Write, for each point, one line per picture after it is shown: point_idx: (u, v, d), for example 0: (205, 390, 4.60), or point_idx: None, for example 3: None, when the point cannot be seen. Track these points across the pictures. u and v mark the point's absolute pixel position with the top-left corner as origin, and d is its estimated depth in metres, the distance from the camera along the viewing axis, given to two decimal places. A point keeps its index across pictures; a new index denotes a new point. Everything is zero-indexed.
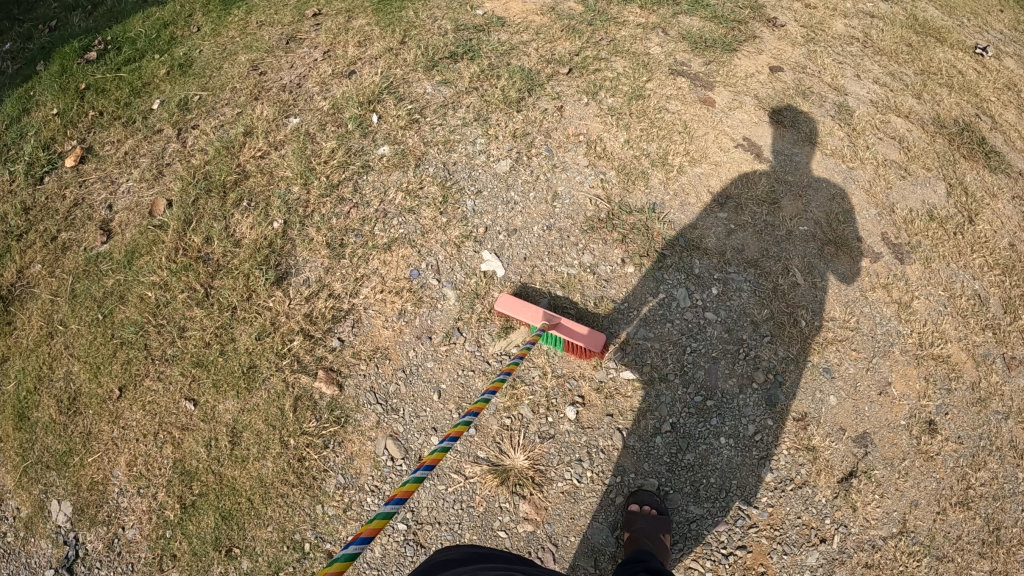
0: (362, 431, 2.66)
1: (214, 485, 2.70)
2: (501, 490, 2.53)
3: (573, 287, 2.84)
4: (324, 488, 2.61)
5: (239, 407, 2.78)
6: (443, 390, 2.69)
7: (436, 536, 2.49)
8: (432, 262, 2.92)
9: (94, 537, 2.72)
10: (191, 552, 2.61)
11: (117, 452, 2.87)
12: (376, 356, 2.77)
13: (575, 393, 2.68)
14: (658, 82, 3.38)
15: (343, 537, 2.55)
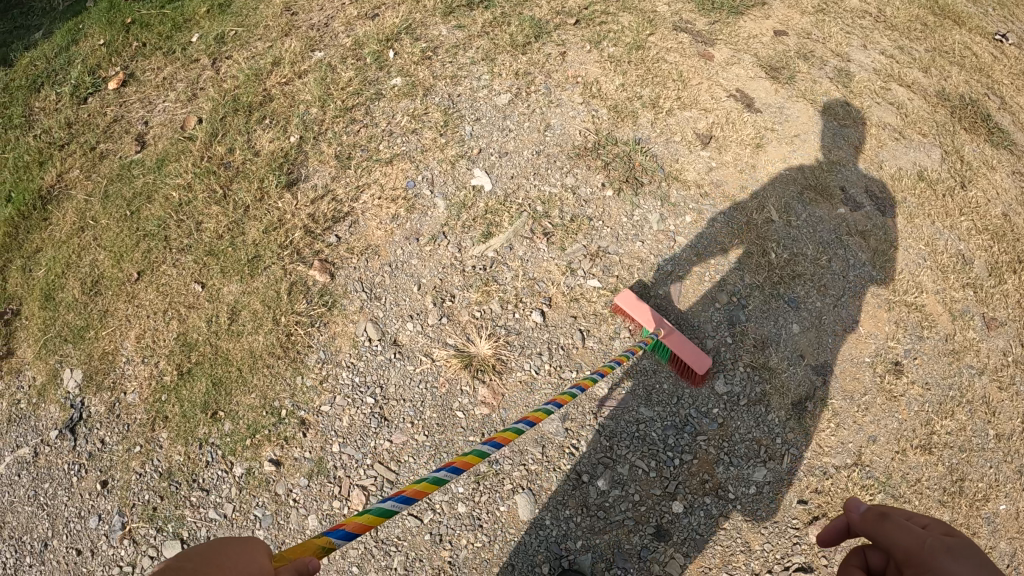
0: (345, 314, 2.87)
1: (209, 355, 2.95)
2: (462, 373, 2.69)
3: (553, 204, 3.00)
4: (306, 361, 2.82)
5: (241, 290, 3.00)
6: (423, 283, 2.88)
7: (400, 412, 2.69)
8: (427, 175, 3.10)
9: (99, 402, 3.05)
10: (182, 415, 2.90)
11: (128, 327, 3.16)
12: (366, 253, 2.97)
13: (542, 295, 2.81)
14: (661, 34, 3.52)
15: (316, 406, 2.76)
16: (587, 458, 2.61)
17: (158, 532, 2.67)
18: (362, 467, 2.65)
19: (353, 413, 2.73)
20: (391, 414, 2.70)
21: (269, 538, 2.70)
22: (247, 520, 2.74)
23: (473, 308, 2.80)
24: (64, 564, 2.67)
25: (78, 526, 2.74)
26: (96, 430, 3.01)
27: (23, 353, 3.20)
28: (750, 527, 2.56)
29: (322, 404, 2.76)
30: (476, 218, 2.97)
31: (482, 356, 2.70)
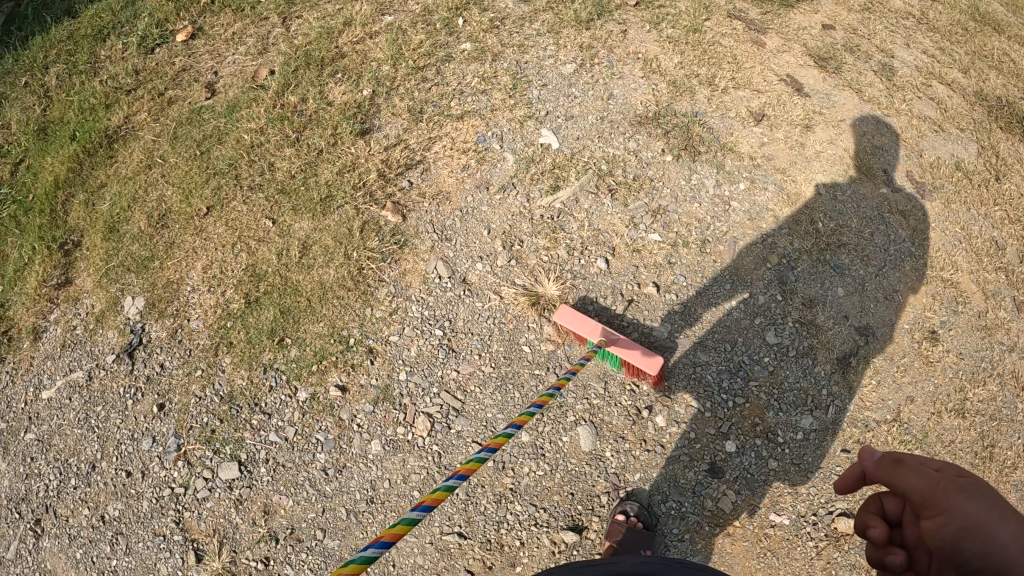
0: (417, 252, 2.99)
1: (278, 285, 3.04)
2: (530, 311, 2.84)
3: (616, 163, 3.15)
4: (376, 294, 2.94)
5: (312, 226, 3.11)
6: (492, 228, 3.01)
7: (468, 344, 2.82)
8: (497, 131, 3.25)
9: (159, 327, 3.19)
10: (247, 340, 3.00)
11: (195, 259, 3.27)
12: (438, 198, 3.11)
13: (607, 246, 2.96)
14: (717, 20, 3.70)
15: (384, 336, 2.88)
16: (644, 397, 2.77)
17: (213, 454, 2.88)
18: (429, 395, 2.78)
19: (421, 343, 2.85)
20: (459, 345, 2.83)
21: (329, 463, 2.79)
22: (309, 444, 2.83)
23: (541, 253, 2.95)
24: (113, 484, 2.90)
25: (126, 449, 2.97)
26: (156, 354, 3.15)
27: (82, 282, 3.38)
28: (796, 471, 2.72)
29: (391, 334, 2.88)
30: (544, 172, 3.12)
31: (548, 296, 2.84)
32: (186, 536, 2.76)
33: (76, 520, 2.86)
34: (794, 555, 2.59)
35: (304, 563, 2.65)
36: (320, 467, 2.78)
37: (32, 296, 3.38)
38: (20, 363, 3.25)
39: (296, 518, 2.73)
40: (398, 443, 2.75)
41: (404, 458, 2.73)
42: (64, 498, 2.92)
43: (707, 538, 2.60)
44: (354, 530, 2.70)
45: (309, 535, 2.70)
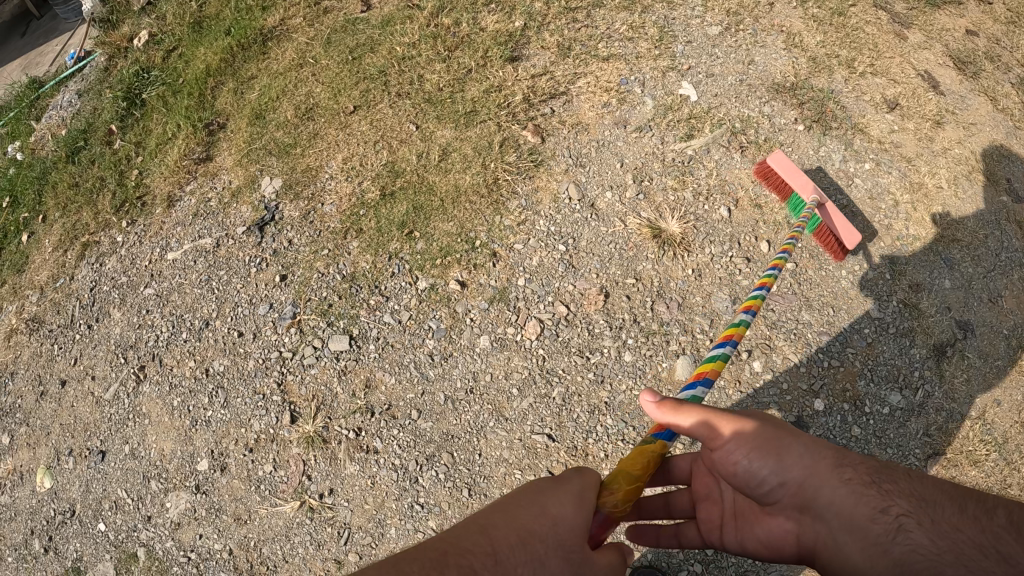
0: (551, 173, 3.03)
1: (415, 183, 3.06)
2: (650, 242, 2.88)
3: (750, 124, 3.17)
4: (507, 205, 2.97)
5: (454, 135, 3.14)
6: (625, 163, 3.04)
7: (587, 262, 2.86)
8: (638, 77, 3.22)
9: (292, 208, 3.16)
10: (377, 229, 3.00)
11: (336, 150, 3.24)
12: (577, 128, 3.13)
13: (731, 197, 2.98)
14: (862, 7, 3.70)
15: (511, 244, 2.90)
16: (748, 339, 2.88)
17: (327, 326, 2.87)
18: (543, 303, 2.81)
19: (544, 256, 2.88)
20: (579, 262, 2.87)
21: (436, 351, 2.77)
22: (420, 329, 2.81)
23: (668, 193, 2.98)
24: (224, 340, 3.00)
25: (241, 312, 3.02)
26: (286, 232, 3.11)
27: (223, 160, 3.40)
28: (877, 445, 2.73)
29: (515, 242, 2.91)
30: (680, 120, 3.12)
31: (670, 232, 2.89)
32: (284, 397, 2.83)
33: (180, 369, 3.03)
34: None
35: (394, 437, 2.69)
36: (427, 352, 2.77)
37: (171, 169, 3.47)
38: (152, 226, 3.38)
39: (395, 396, 2.74)
40: (506, 342, 2.76)
41: (510, 356, 2.74)
42: (172, 348, 3.07)
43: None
44: (450, 415, 2.69)
45: (405, 413, 2.71)
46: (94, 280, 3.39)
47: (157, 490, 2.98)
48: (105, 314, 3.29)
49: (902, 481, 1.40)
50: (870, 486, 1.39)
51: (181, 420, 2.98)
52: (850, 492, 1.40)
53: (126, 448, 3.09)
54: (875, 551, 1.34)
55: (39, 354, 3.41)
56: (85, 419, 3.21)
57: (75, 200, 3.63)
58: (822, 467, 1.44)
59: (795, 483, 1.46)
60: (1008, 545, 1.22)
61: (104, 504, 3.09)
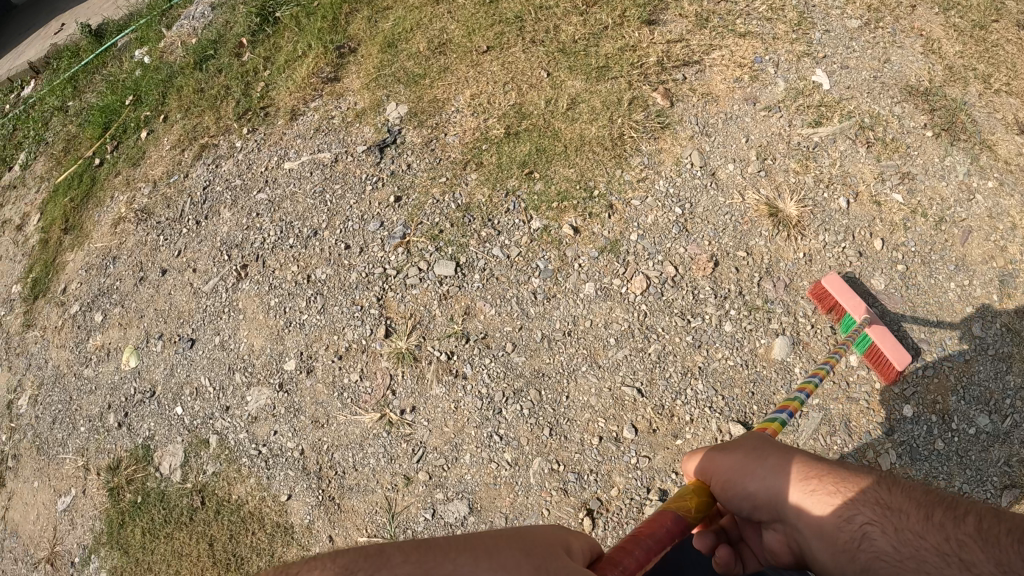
0: (677, 137, 2.99)
1: (540, 127, 3.00)
2: (765, 220, 2.84)
3: (878, 121, 3.02)
4: (630, 160, 2.93)
5: (584, 87, 3.08)
6: (751, 139, 3.00)
7: (701, 228, 2.83)
8: (772, 57, 3.16)
9: (415, 134, 3.12)
10: (496, 165, 2.96)
11: (465, 86, 3.18)
12: (706, 98, 3.07)
13: (851, 189, 2.92)
14: (1006, 24, 3.14)
15: (628, 198, 2.86)
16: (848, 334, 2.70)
17: (435, 251, 2.86)
18: (653, 260, 2.77)
19: (659, 215, 2.84)
20: (693, 227, 2.83)
21: (540, 289, 2.74)
22: (527, 267, 2.78)
23: (790, 174, 2.94)
24: (329, 250, 3.02)
25: (352, 227, 3.03)
26: (406, 155, 3.09)
27: (350, 82, 3.37)
28: (957, 464, 2.51)
29: (634, 197, 2.87)
30: (810, 106, 3.05)
31: (787, 213, 2.85)
32: (382, 312, 2.84)
33: (283, 273, 3.08)
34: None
35: (484, 367, 2.68)
36: (531, 290, 2.74)
37: (300, 84, 3.48)
38: (271, 135, 3.42)
39: (492, 328, 2.72)
40: (610, 292, 2.73)
41: (612, 307, 2.71)
42: (277, 252, 3.13)
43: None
44: (543, 353, 2.66)
45: (499, 344, 2.69)
46: (206, 180, 3.48)
47: (240, 383, 3.05)
48: (214, 213, 3.38)
49: (874, 488, 1.20)
50: (836, 495, 1.20)
51: (276, 320, 3.04)
52: (817, 502, 1.20)
53: (216, 339, 3.16)
54: (843, 561, 1.18)
55: (144, 242, 3.53)
56: (179, 307, 3.30)
57: (198, 104, 3.70)
58: (788, 483, 1.24)
59: (766, 497, 1.27)
60: (972, 552, 1.05)
61: (185, 390, 3.19)
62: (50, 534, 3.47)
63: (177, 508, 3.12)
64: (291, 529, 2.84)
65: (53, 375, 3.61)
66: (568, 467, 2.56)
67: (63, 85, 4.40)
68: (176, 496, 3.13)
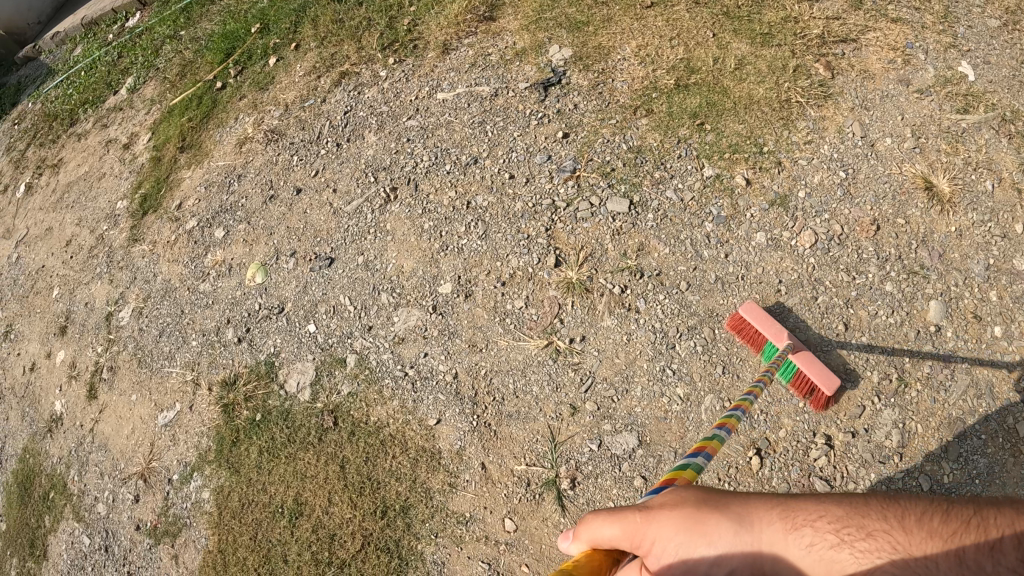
0: (840, 107, 3.07)
1: (709, 82, 3.10)
2: (919, 195, 2.85)
3: (1020, 116, 2.98)
4: (796, 122, 3.02)
5: (750, 50, 3.18)
6: (907, 118, 3.04)
7: (863, 194, 2.89)
8: (923, 45, 3.21)
9: (581, 77, 3.20)
10: (667, 113, 3.05)
11: (631, 37, 3.28)
12: (864, 75, 3.16)
13: (997, 173, 2.87)
14: None
15: (795, 157, 2.95)
16: (991, 306, 2.63)
17: (607, 187, 2.91)
18: (820, 218, 2.84)
19: (825, 176, 2.92)
20: (856, 192, 2.90)
21: (714, 234, 2.80)
22: (701, 212, 2.84)
23: (941, 154, 2.94)
24: (491, 179, 3.03)
25: (516, 158, 3.05)
26: (572, 95, 3.16)
27: (508, 22, 3.43)
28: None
29: (801, 157, 2.96)
30: (958, 94, 3.05)
31: (941, 188, 2.84)
32: (550, 242, 2.84)
33: (439, 198, 3.05)
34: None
35: (658, 304, 2.70)
36: (705, 233, 2.80)
37: (452, 21, 3.52)
38: (421, 67, 3.43)
39: (666, 265, 2.76)
40: (781, 243, 2.79)
41: (783, 257, 2.77)
42: (431, 177, 3.11)
43: (995, 446, 2.41)
44: (717, 295, 2.69)
45: (673, 282, 2.73)
46: (348, 105, 3.46)
47: (386, 304, 2.96)
48: (357, 136, 3.35)
49: (876, 522, 1.00)
50: (842, 545, 1.00)
51: (429, 244, 2.98)
52: (818, 559, 1.02)
53: (359, 260, 3.08)
54: None
55: (274, 162, 3.48)
56: (316, 226, 3.23)
57: (338, 34, 3.70)
58: (774, 529, 1.09)
59: (741, 561, 1.09)
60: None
61: (320, 308, 3.08)
62: (145, 450, 3.25)
63: (304, 427, 2.91)
64: (438, 454, 2.67)
65: (162, 287, 3.51)
66: (740, 406, 2.51)
67: (177, 16, 4.41)
68: (303, 416, 2.93)
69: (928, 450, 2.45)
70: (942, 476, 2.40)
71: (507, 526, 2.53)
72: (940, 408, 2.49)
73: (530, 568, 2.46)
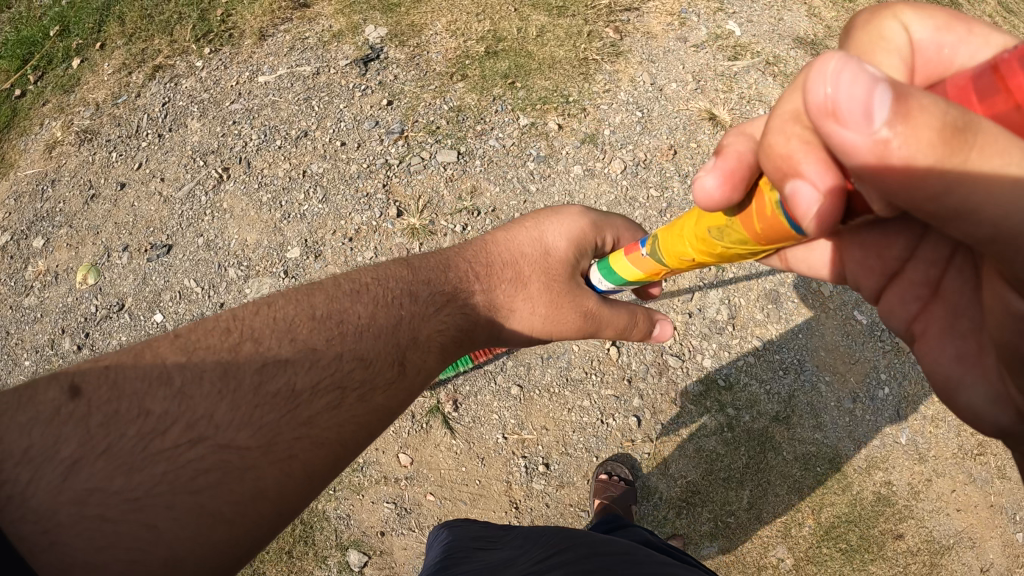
0: (632, 61, 3.26)
1: (515, 48, 3.21)
2: (704, 123, 3.15)
3: (783, 58, 3.40)
4: (593, 76, 3.18)
5: (548, 20, 3.31)
6: (692, 66, 3.32)
7: (659, 126, 3.12)
8: (695, 9, 3.51)
9: (398, 52, 3.21)
10: (480, 76, 3.13)
11: (441, 13, 3.32)
12: (648, 35, 3.37)
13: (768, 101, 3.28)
14: None
15: (599, 102, 3.12)
16: None
17: (435, 143, 2.98)
18: (625, 149, 3.04)
19: (620, 113, 3.12)
20: (652, 127, 3.11)
21: (536, 171, 2.93)
22: (522, 154, 2.97)
23: (721, 93, 3.27)
24: (324, 147, 3.03)
25: (345, 126, 3.06)
26: (392, 68, 3.18)
27: (322, 8, 3.41)
28: None
29: (602, 102, 3.12)
30: (727, 45, 3.41)
31: (723, 118, 3.16)
32: (389, 197, 2.90)
33: (273, 171, 3.03)
34: (867, 344, 2.88)
35: None
36: (528, 171, 2.93)
37: (267, 9, 3.48)
38: (240, 54, 3.38)
39: (499, 202, 2.88)
40: (595, 172, 2.96)
41: (598, 183, 2.94)
42: (262, 154, 3.07)
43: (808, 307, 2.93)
44: None
45: (508, 215, 2.85)
46: (165, 98, 3.37)
47: (235, 278, 2.90)
48: (180, 126, 3.27)
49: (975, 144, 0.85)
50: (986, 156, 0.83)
51: (270, 214, 2.96)
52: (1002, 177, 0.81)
53: (199, 241, 3.00)
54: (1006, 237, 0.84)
55: (90, 162, 3.32)
56: (145, 217, 3.11)
57: (147, 30, 3.58)
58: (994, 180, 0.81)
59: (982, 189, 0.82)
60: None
61: (164, 295, 2.95)
62: None
63: None
64: None
65: None
66: None
67: None
68: None
69: (754, 317, 2.89)
70: (769, 335, 2.86)
71: (403, 461, 2.63)
72: (755, 283, 2.94)
73: (435, 494, 2.59)
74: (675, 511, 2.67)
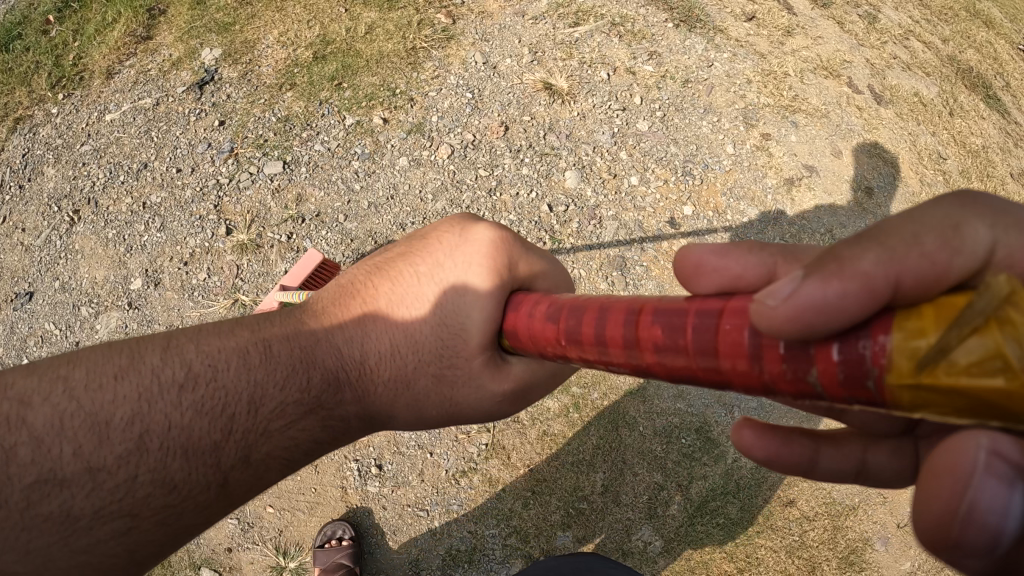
0: (462, 45, 3.22)
1: (343, 48, 3.19)
2: (540, 95, 3.09)
3: (628, 19, 3.35)
4: (422, 64, 3.16)
5: (379, 17, 3.27)
6: (528, 40, 3.24)
7: (490, 106, 3.06)
8: None
9: (232, 70, 3.23)
10: (307, 83, 3.13)
11: (273, 26, 3.32)
12: (483, 15, 3.32)
13: (611, 65, 3.20)
14: None
15: (427, 91, 3.09)
16: (624, 163, 2.98)
17: (262, 156, 3.01)
18: (453, 133, 3.00)
19: (451, 98, 3.08)
20: (483, 106, 3.06)
21: (361, 169, 2.94)
22: (347, 154, 2.98)
23: (559, 62, 3.19)
24: (161, 176, 3.08)
25: (181, 153, 3.10)
26: (225, 88, 3.20)
27: (164, 38, 3.38)
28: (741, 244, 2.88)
29: (431, 90, 3.10)
30: (569, 13, 3.33)
31: (559, 86, 3.10)
32: (220, 216, 2.94)
33: (117, 207, 3.06)
34: None
35: (323, 239, 2.83)
36: (353, 170, 2.94)
37: (113, 46, 3.39)
38: (89, 95, 3.31)
39: (324, 206, 2.90)
40: (421, 161, 2.95)
41: (425, 171, 2.92)
42: (109, 191, 3.09)
43: (660, 270, 2.79)
44: (373, 217, 2.86)
45: (332, 218, 2.87)
46: (25, 149, 3.22)
47: (87, 316, 2.89)
48: (37, 173, 3.18)
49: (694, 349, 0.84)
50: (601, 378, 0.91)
51: (116, 249, 2.99)
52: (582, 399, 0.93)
53: (56, 284, 2.97)
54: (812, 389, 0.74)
55: None
56: (10, 268, 3.02)
57: (5, 82, 3.32)
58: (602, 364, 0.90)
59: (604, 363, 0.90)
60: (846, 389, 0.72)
61: (29, 341, 2.88)
62: None
63: None
64: None
65: None
66: None
67: None
68: None
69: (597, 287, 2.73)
70: None
71: None
72: (597, 251, 2.79)
73: (274, 507, 2.54)
74: (522, 502, 2.51)
